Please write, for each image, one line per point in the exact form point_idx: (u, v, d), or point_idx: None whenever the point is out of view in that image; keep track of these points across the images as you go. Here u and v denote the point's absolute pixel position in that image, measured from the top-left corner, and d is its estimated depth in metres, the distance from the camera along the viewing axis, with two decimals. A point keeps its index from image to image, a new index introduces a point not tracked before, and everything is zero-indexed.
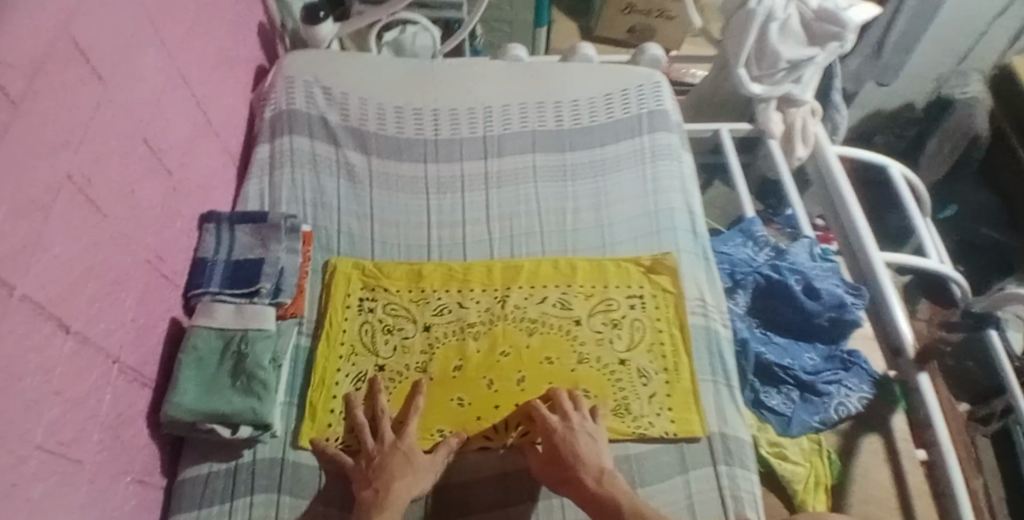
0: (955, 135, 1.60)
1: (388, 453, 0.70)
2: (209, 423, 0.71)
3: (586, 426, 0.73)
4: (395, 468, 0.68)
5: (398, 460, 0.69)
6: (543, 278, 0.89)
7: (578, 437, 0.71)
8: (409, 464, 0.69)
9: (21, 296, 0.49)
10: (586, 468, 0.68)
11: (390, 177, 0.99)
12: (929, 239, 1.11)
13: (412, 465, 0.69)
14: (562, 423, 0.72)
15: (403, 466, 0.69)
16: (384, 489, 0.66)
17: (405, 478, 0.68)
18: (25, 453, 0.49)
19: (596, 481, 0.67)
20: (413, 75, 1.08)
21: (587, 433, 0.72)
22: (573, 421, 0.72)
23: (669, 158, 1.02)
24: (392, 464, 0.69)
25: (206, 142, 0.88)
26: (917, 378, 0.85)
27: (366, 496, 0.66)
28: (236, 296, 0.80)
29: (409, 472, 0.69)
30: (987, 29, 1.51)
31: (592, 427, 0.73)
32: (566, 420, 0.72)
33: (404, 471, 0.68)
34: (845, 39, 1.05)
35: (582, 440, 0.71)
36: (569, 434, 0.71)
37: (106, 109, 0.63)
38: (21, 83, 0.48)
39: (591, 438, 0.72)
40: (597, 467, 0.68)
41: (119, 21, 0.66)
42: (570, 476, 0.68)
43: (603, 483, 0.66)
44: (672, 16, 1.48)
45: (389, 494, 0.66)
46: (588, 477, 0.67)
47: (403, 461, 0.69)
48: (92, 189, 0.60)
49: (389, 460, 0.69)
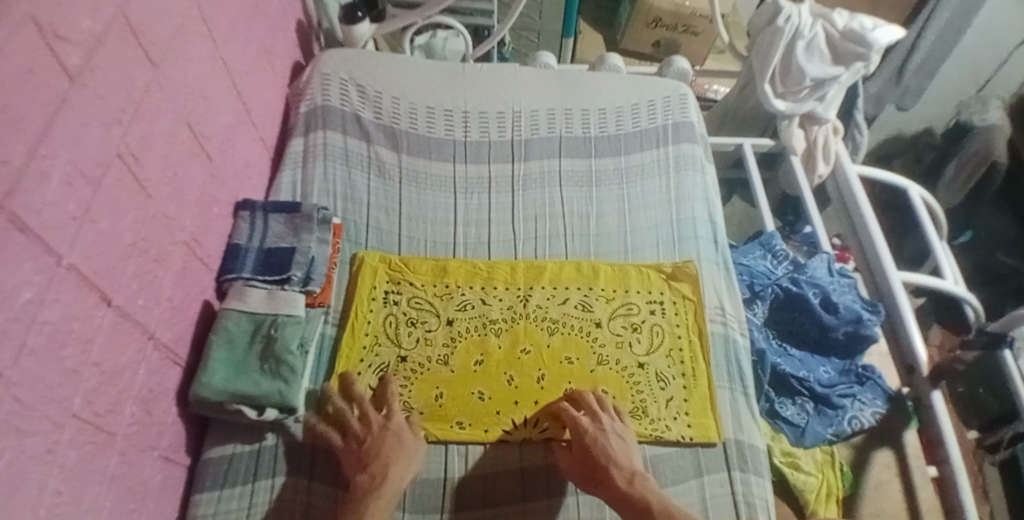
0: (974, 158, 1.57)
1: (379, 435, 0.73)
2: (236, 404, 0.73)
3: (615, 426, 0.74)
4: (388, 451, 0.71)
5: (387, 443, 0.72)
6: (565, 280, 0.90)
7: (609, 438, 0.72)
8: (399, 444, 0.72)
9: (68, 266, 0.51)
10: (617, 468, 0.70)
11: (420, 175, 1.01)
12: (945, 260, 1.11)
13: (405, 446, 0.72)
14: (593, 424, 0.73)
15: (396, 449, 0.71)
16: (380, 475, 0.68)
17: (396, 458, 0.70)
18: (61, 420, 0.51)
19: (628, 482, 0.68)
20: (446, 77, 1.10)
21: (617, 434, 0.73)
22: (603, 422, 0.74)
23: (693, 169, 1.04)
24: (385, 447, 0.71)
25: (244, 132, 0.91)
26: (930, 395, 0.87)
27: (362, 481, 0.68)
28: (268, 282, 0.82)
29: (401, 454, 0.71)
30: (1009, 56, 1.53)
31: (620, 428, 0.75)
32: (597, 421, 0.74)
33: (396, 454, 0.71)
34: (869, 59, 1.08)
35: (615, 442, 0.72)
36: (601, 436, 0.72)
37: (156, 92, 0.66)
38: (77, 59, 0.52)
39: (622, 439, 0.73)
40: (629, 469, 0.70)
41: (171, 8, 0.69)
42: (603, 477, 0.69)
43: (634, 485, 0.68)
44: (698, 31, 1.51)
45: (384, 480, 0.68)
46: (619, 477, 0.69)
47: (394, 441, 0.72)
48: (139, 169, 0.62)
49: (381, 442, 0.72)
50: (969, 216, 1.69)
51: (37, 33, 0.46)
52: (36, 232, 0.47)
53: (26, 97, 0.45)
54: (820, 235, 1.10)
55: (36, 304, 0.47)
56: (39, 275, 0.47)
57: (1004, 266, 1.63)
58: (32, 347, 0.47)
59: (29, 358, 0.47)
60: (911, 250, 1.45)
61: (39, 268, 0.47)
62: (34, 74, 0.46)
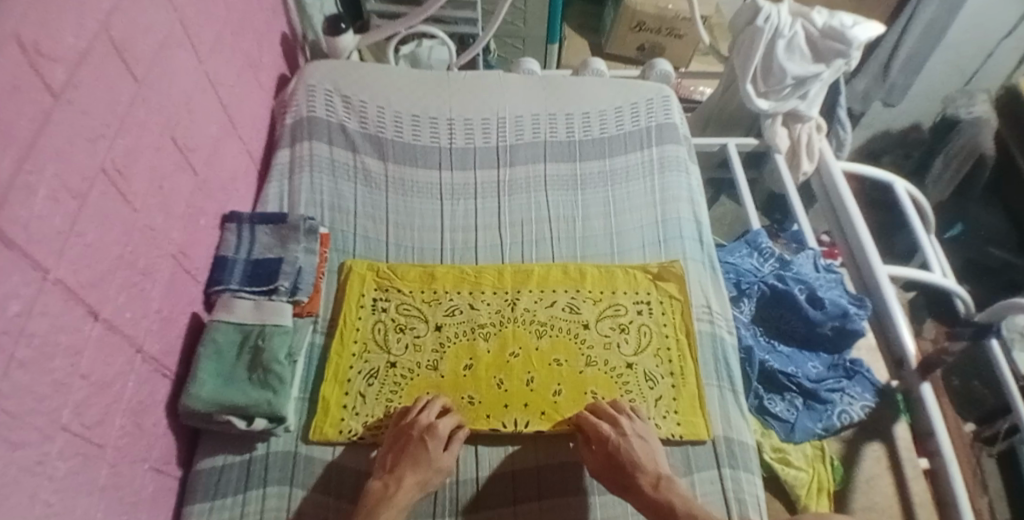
0: (962, 152, 1.59)
1: (414, 444, 0.72)
2: (224, 415, 0.73)
3: (636, 429, 0.75)
4: (415, 463, 0.71)
5: (421, 463, 0.71)
6: (553, 283, 0.91)
7: (632, 443, 0.73)
8: (422, 454, 0.72)
9: (55, 280, 0.52)
10: (643, 473, 0.71)
11: (406, 182, 1.02)
12: (932, 253, 1.11)
13: (430, 464, 0.72)
14: (614, 431, 0.73)
15: (420, 464, 0.71)
16: (393, 484, 0.70)
17: (417, 471, 0.71)
18: (50, 432, 0.52)
19: (653, 486, 0.70)
20: (431, 86, 1.11)
21: (638, 435, 0.75)
22: (624, 428, 0.74)
23: (677, 170, 1.05)
24: (409, 454, 0.71)
25: (230, 145, 0.92)
26: (921, 388, 0.87)
27: (375, 488, 0.70)
28: (256, 293, 0.83)
29: (420, 468, 0.71)
30: (994, 50, 1.55)
31: (641, 428, 0.76)
32: (618, 429, 0.74)
33: (420, 467, 0.71)
34: (850, 55, 1.09)
35: (637, 445, 0.73)
36: (624, 442, 0.72)
37: (141, 107, 0.66)
38: (62, 75, 0.53)
39: (643, 440, 0.74)
40: (655, 473, 0.72)
41: (155, 24, 0.69)
42: (630, 483, 0.71)
43: (660, 488, 0.70)
44: (682, 34, 1.54)
45: (397, 491, 0.69)
46: (645, 482, 0.71)
47: (424, 456, 0.71)
48: (124, 183, 0.63)
49: (405, 447, 0.72)
50: (959, 210, 1.70)
51: (20, 50, 0.46)
52: (22, 246, 0.47)
53: (12, 113, 0.46)
54: (806, 232, 1.11)
55: (24, 317, 0.48)
56: (26, 288, 0.48)
57: (995, 259, 1.64)
58: (21, 360, 0.47)
59: (19, 370, 0.47)
60: (902, 247, 1.47)
61: (26, 281, 0.48)
62: (19, 91, 0.47)
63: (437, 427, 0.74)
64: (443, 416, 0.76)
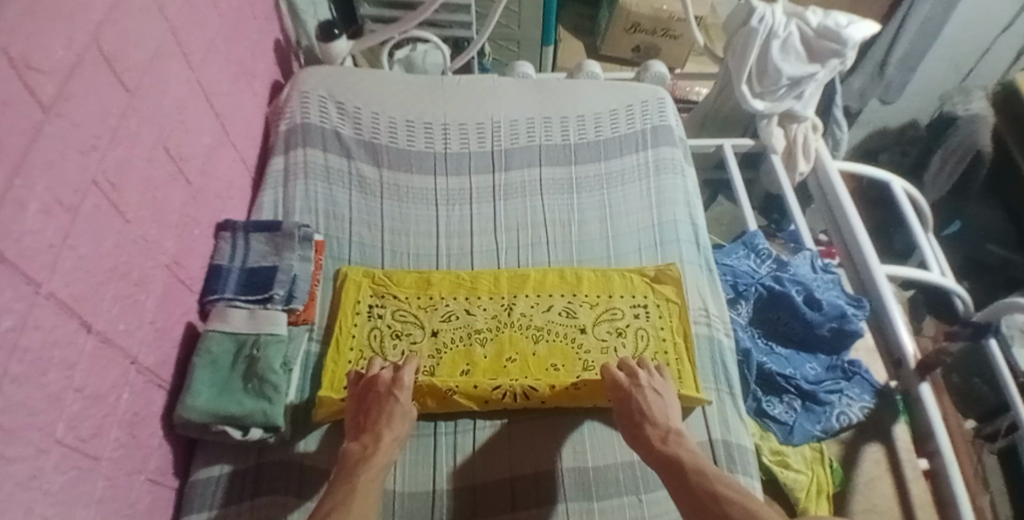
0: (959, 148, 1.57)
1: (384, 399, 0.74)
2: (220, 424, 0.73)
3: (652, 383, 0.76)
4: (385, 416, 0.72)
5: (395, 416, 0.72)
6: (549, 287, 0.90)
7: (645, 393, 0.74)
8: (393, 408, 0.73)
9: (46, 294, 0.51)
10: (653, 426, 0.72)
11: (401, 188, 1.02)
12: (929, 252, 1.10)
13: (404, 417, 0.73)
14: (629, 380, 0.76)
15: (392, 416, 0.72)
16: (371, 445, 0.70)
17: (393, 426, 0.71)
18: (45, 445, 0.51)
19: (662, 440, 0.70)
20: (424, 90, 1.11)
21: (653, 389, 0.76)
22: (639, 379, 0.76)
23: (672, 172, 1.04)
24: (381, 408, 0.73)
25: (224, 153, 0.92)
26: (918, 388, 0.86)
27: (353, 450, 0.70)
28: (250, 302, 0.82)
29: (396, 421, 0.72)
30: (993, 44, 1.52)
31: (658, 384, 0.77)
32: (632, 378, 0.76)
33: (391, 418, 0.72)
34: (845, 55, 1.08)
35: (650, 395, 0.74)
36: (636, 390, 0.75)
37: (132, 117, 0.66)
38: (52, 89, 0.52)
39: (657, 393, 0.75)
40: (664, 427, 0.72)
41: (145, 34, 0.69)
42: (639, 434, 0.72)
43: (669, 442, 0.70)
44: (677, 35, 1.53)
45: (377, 450, 0.69)
46: (654, 434, 0.71)
47: (394, 409, 0.73)
48: (117, 195, 0.63)
49: (376, 404, 0.74)
50: (956, 208, 1.69)
51: (10, 66, 0.46)
52: (14, 260, 0.47)
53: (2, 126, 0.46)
54: (802, 233, 1.11)
55: (18, 331, 0.47)
56: (19, 302, 0.47)
57: (994, 256, 1.63)
58: (15, 375, 0.47)
59: (13, 385, 0.47)
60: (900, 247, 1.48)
61: (19, 296, 0.47)
62: (10, 105, 0.46)
63: (402, 378, 0.75)
64: (404, 367, 0.77)
